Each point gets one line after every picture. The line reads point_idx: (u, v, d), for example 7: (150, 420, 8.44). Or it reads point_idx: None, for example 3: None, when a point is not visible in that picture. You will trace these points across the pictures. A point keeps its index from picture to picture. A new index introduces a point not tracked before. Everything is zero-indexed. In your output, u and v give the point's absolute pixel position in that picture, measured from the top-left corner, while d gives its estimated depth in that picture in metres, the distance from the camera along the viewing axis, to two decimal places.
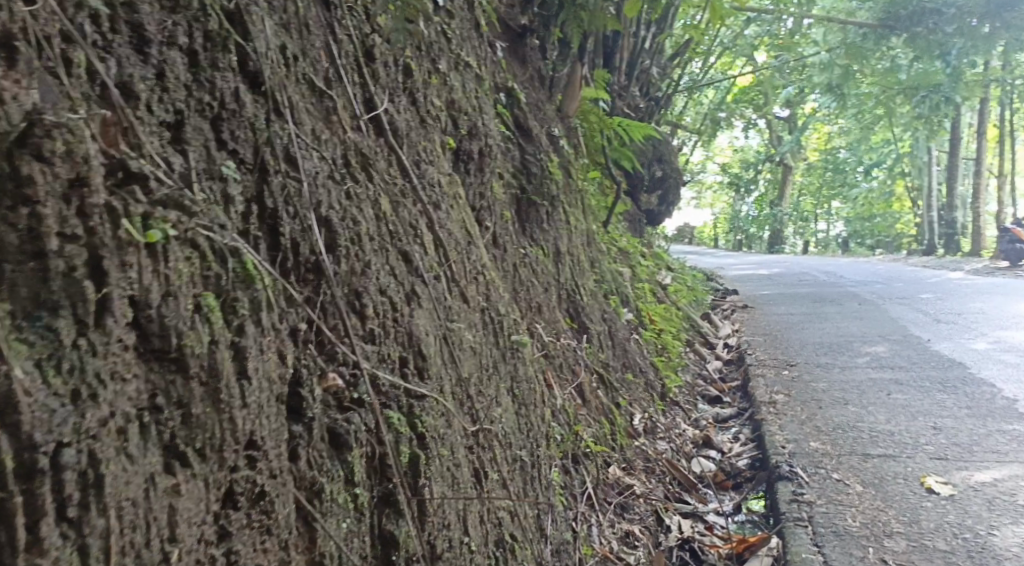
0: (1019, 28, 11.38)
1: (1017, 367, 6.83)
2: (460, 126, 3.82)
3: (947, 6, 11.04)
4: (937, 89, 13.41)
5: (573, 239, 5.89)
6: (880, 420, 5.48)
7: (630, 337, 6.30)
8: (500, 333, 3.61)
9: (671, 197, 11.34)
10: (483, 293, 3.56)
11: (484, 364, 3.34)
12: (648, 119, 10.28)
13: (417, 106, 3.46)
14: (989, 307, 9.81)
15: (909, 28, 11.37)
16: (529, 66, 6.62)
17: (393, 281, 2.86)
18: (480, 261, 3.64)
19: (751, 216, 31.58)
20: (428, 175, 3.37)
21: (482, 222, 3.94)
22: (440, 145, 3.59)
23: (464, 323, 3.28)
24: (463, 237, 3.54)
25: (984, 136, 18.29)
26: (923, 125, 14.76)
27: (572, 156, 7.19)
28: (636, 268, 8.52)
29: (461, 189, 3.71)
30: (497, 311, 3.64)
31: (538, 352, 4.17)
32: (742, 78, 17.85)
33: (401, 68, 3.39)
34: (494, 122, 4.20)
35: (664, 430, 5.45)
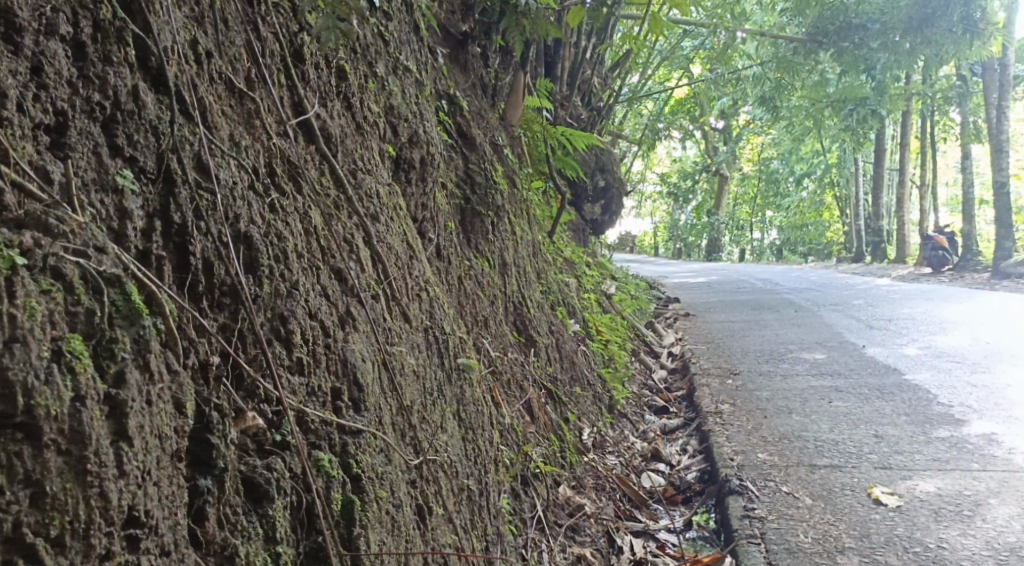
0: (937, 43, 11.39)
1: (953, 372, 6.80)
2: (401, 133, 3.64)
3: (872, 22, 11.18)
4: (863, 102, 13.47)
5: (517, 249, 5.73)
6: (823, 429, 5.38)
7: (577, 349, 6.15)
8: (445, 356, 3.43)
9: (615, 206, 11.25)
10: (426, 310, 3.38)
11: (427, 388, 3.16)
12: (591, 128, 10.19)
13: (352, 111, 3.28)
14: (922, 313, 9.84)
15: (836, 43, 11.48)
16: (470, 73, 6.46)
17: (328, 306, 2.68)
18: (422, 276, 3.46)
19: (687, 224, 31.64)
20: (365, 184, 3.19)
21: (424, 234, 3.77)
22: (378, 153, 3.41)
23: (405, 345, 3.10)
24: (404, 251, 3.36)
25: (907, 147, 18.53)
26: (849, 137, 14.85)
27: (516, 165, 7.04)
28: (581, 279, 8.39)
29: (401, 199, 3.53)
30: (441, 329, 3.47)
31: (484, 368, 4.01)
32: (681, 88, 17.89)
33: (334, 71, 3.21)
34: (435, 129, 4.02)
35: (613, 443, 5.30)
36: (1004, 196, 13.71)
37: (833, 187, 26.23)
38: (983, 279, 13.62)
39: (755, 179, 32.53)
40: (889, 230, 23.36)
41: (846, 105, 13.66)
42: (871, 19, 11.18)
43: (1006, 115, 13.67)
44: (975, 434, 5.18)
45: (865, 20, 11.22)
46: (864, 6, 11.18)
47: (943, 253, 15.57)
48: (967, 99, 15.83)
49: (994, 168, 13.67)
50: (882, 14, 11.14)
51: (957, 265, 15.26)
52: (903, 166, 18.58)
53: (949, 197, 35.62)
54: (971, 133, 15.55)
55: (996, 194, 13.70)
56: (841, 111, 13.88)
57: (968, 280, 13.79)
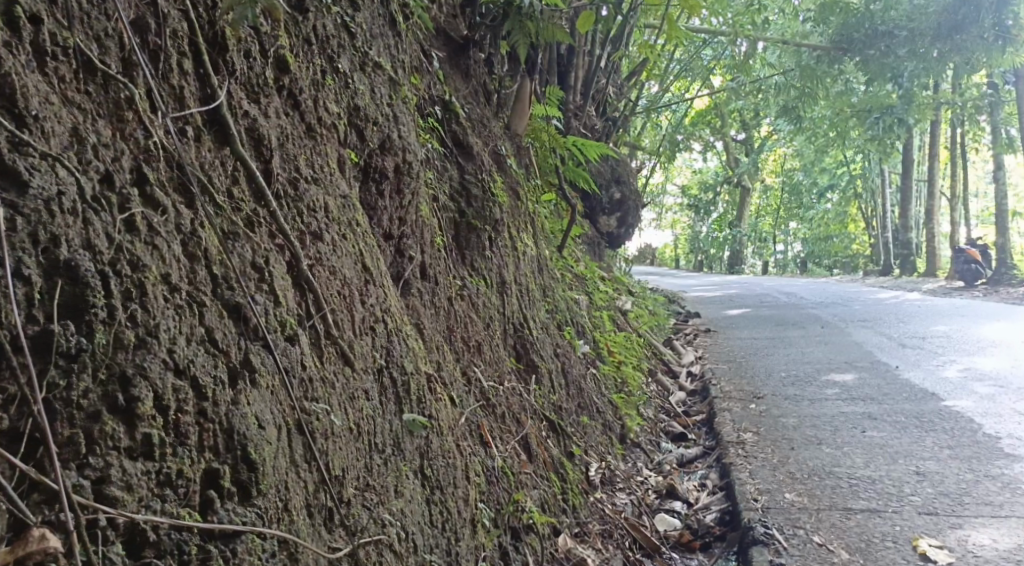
0: (968, 51, 10.99)
1: (993, 398, 6.33)
2: (368, 138, 3.31)
3: (900, 28, 10.80)
4: (890, 110, 12.96)
5: (521, 264, 5.31)
6: (858, 464, 4.93)
7: (586, 373, 5.73)
8: (402, 403, 3.02)
9: (632, 219, 10.79)
10: (382, 348, 3.01)
11: (369, 445, 2.77)
12: (607, 139, 9.75)
13: (300, 111, 2.95)
14: (954, 331, 9.35)
15: (861, 51, 11.06)
16: (472, 80, 6.05)
17: (209, 357, 2.33)
18: (382, 306, 3.09)
19: (708, 236, 31.02)
20: (308, 197, 2.86)
21: (397, 251, 3.42)
22: (333, 158, 3.07)
23: (341, 394, 2.72)
24: (355, 277, 2.99)
25: (935, 158, 17.96)
26: (874, 148, 14.32)
27: (522, 177, 6.63)
28: (594, 295, 7.95)
29: (359, 213, 3.15)
30: (401, 369, 3.07)
31: (472, 405, 3.61)
32: (701, 101, 17.46)
33: (274, 60, 2.87)
34: (413, 134, 3.62)
35: (624, 478, 4.87)
36: None
37: (856, 200, 25.63)
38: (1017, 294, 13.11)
39: (777, 190, 31.87)
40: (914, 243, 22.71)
41: (872, 114, 13.19)
42: (898, 26, 10.82)
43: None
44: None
45: (892, 26, 10.83)
46: (892, 12, 10.79)
47: (976, 267, 15.01)
48: (999, 108, 15.24)
49: None
50: (910, 21, 10.79)
51: (991, 280, 14.72)
52: (933, 176, 18.02)
53: (975, 209, 34.82)
54: (1003, 143, 14.97)
55: None
56: (867, 121, 13.42)
57: (1003, 295, 13.21)
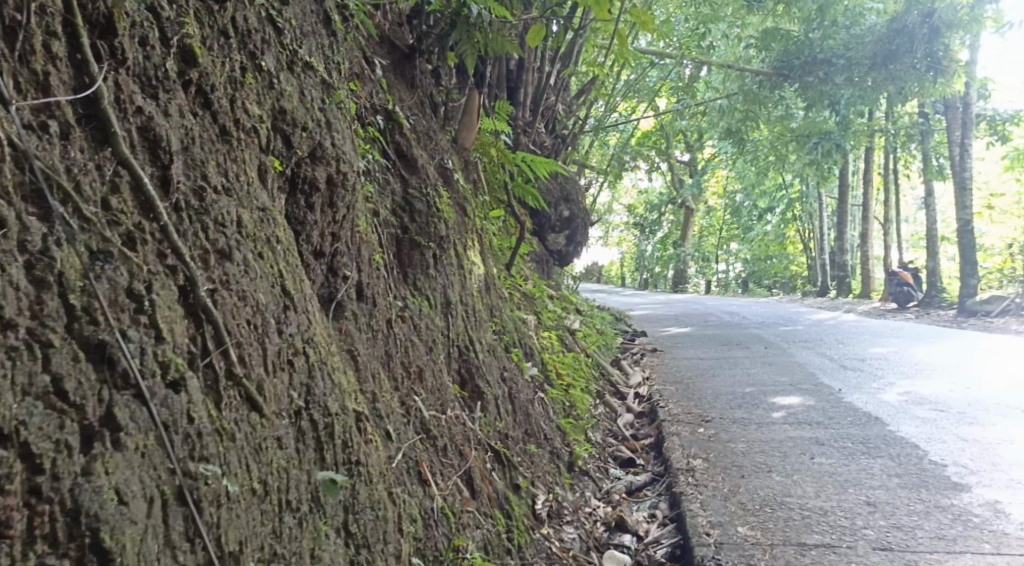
0: (901, 80, 10.89)
1: (937, 423, 6.18)
2: (296, 145, 3.05)
3: (838, 57, 10.87)
4: (827, 136, 12.78)
5: (465, 281, 5.03)
6: (808, 494, 4.71)
7: (534, 398, 5.45)
8: (323, 449, 2.76)
9: (580, 237, 10.58)
10: (302, 388, 2.75)
11: (277, 506, 2.51)
12: (555, 156, 9.54)
13: (211, 110, 2.69)
14: (894, 353, 9.25)
15: (801, 78, 11.17)
16: (418, 90, 5.79)
17: (47, 416, 2.05)
18: (303, 336, 2.81)
19: (652, 255, 30.99)
20: (215, 208, 2.59)
21: (324, 267, 3.15)
22: (251, 165, 2.80)
23: (245, 448, 2.45)
24: (271, 302, 2.71)
25: (869, 183, 18.02)
26: (813, 172, 14.28)
27: (470, 193, 6.38)
28: (542, 314, 7.69)
29: (281, 230, 2.88)
30: (324, 410, 2.81)
31: (409, 439, 3.34)
32: (648, 121, 17.40)
33: (178, 52, 2.61)
34: (348, 142, 3.36)
35: (572, 510, 4.61)
36: (968, 235, 13.18)
37: (796, 221, 25.79)
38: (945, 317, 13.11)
39: (719, 212, 32.01)
40: (852, 265, 22.85)
41: (811, 139, 12.92)
42: (836, 54, 10.89)
43: (969, 152, 13.23)
44: (977, 502, 4.57)
45: (830, 55, 10.93)
46: (830, 41, 10.90)
47: (908, 289, 14.97)
48: (930, 136, 15.23)
49: (959, 207, 13.19)
50: (847, 49, 10.84)
51: (922, 303, 14.75)
52: (867, 199, 18.07)
53: (909, 231, 35.32)
54: (936, 171, 15.02)
55: (960, 232, 13.15)
56: (805, 146, 13.16)
57: (936, 317, 13.21)
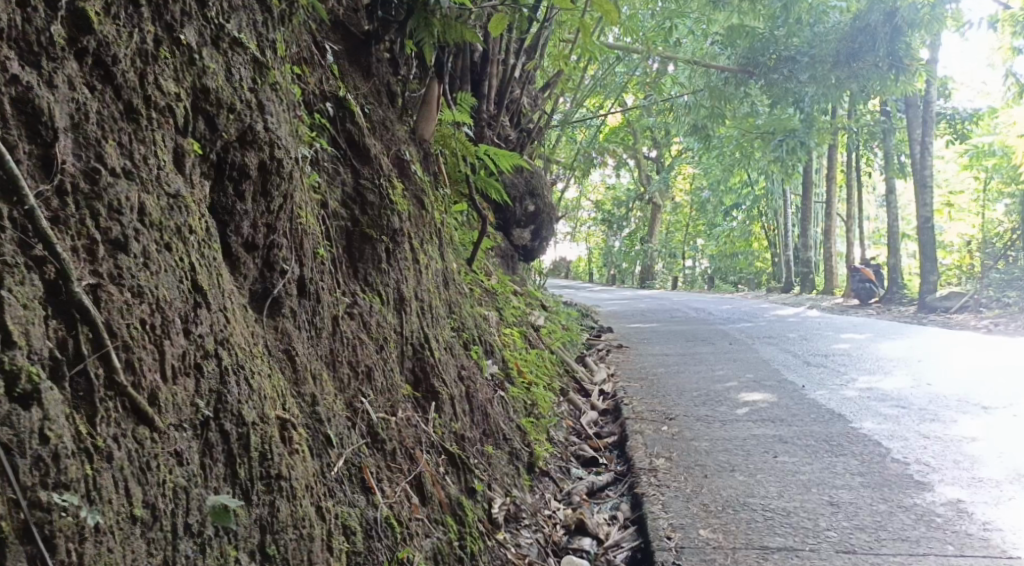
0: (864, 78, 10.93)
1: (901, 420, 6.07)
2: (222, 127, 2.93)
3: (802, 55, 10.86)
4: (792, 133, 12.75)
5: (422, 275, 4.82)
6: (771, 494, 4.57)
7: (493, 397, 5.27)
8: (234, 462, 2.62)
9: (546, 232, 10.40)
10: (213, 394, 2.63)
11: (168, 531, 2.40)
12: (520, 150, 9.34)
13: (114, 84, 2.59)
14: (858, 349, 9.16)
15: (765, 75, 11.11)
16: (375, 79, 5.59)
17: None
18: (218, 335, 2.70)
19: (619, 251, 30.82)
20: (110, 192, 2.50)
21: (248, 263, 3.01)
22: (163, 147, 2.70)
23: (126, 468, 2.36)
24: (176, 299, 2.60)
25: (833, 180, 18.01)
26: (779, 169, 14.20)
27: (428, 187, 6.18)
28: (504, 310, 7.49)
29: (196, 221, 2.75)
30: (239, 418, 2.67)
31: (348, 444, 3.17)
32: (615, 116, 17.26)
33: (70, 19, 2.51)
34: (286, 125, 3.21)
35: (531, 512, 4.42)
36: (928, 232, 13.17)
37: (762, 218, 25.77)
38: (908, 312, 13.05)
39: (686, 209, 31.95)
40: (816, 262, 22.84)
41: (776, 135, 12.93)
42: (801, 52, 10.85)
43: (929, 151, 13.17)
44: (941, 502, 4.45)
45: (795, 52, 10.90)
46: (794, 39, 10.87)
47: (870, 285, 14.95)
48: (891, 135, 15.15)
49: (918, 204, 13.19)
50: (811, 47, 10.83)
51: (883, 299, 14.73)
52: (829, 197, 18.03)
53: (873, 229, 35.44)
54: (896, 169, 15.00)
55: (919, 229, 13.13)
56: (770, 143, 13.19)
57: (895, 313, 13.16)
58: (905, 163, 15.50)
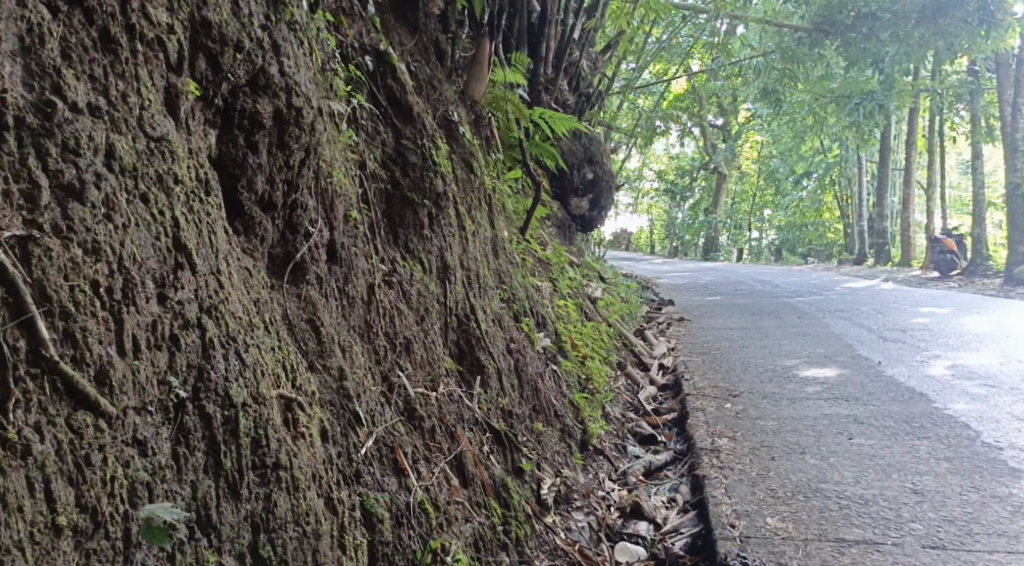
0: (951, 35, 10.38)
1: (989, 401, 5.68)
2: (229, 69, 2.73)
3: (883, 11, 10.33)
4: (870, 95, 12.30)
5: (471, 244, 4.54)
6: (846, 480, 4.25)
7: (545, 372, 5.00)
8: (216, 450, 2.37)
9: (604, 201, 10.07)
10: (195, 365, 2.40)
11: (113, 536, 2.14)
12: (579, 115, 9.00)
13: (85, 9, 2.36)
14: (938, 323, 8.72)
15: (843, 35, 10.60)
16: (423, 37, 5.32)
17: None
18: (206, 299, 2.47)
19: (682, 222, 30.17)
20: (68, 128, 2.25)
21: (254, 229, 2.81)
22: (149, 85, 2.48)
23: (50, 465, 2.07)
24: (149, 258, 2.36)
25: (913, 144, 17.32)
26: (853, 135, 13.67)
27: (480, 153, 5.89)
28: (558, 280, 7.19)
29: (181, 168, 2.52)
30: (229, 395, 2.44)
31: (377, 422, 2.96)
32: (678, 84, 16.77)
33: None
34: (307, 77, 3.02)
35: (584, 494, 4.15)
36: (1017, 199, 12.57)
37: (833, 187, 25.03)
38: (994, 285, 12.41)
39: (753, 178, 31.19)
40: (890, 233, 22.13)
41: (852, 98, 12.51)
42: (882, 8, 10.32)
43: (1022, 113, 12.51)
44: None
45: (874, 9, 10.33)
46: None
47: (951, 256, 14.40)
48: (978, 96, 14.44)
49: (1008, 170, 12.59)
50: (894, 3, 10.26)
51: (965, 270, 14.14)
52: (907, 162, 17.32)
53: (953, 198, 34.23)
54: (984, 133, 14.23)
55: (1008, 197, 12.56)
56: (846, 107, 12.74)
57: (977, 286, 12.53)
58: (993, 127, 14.81)
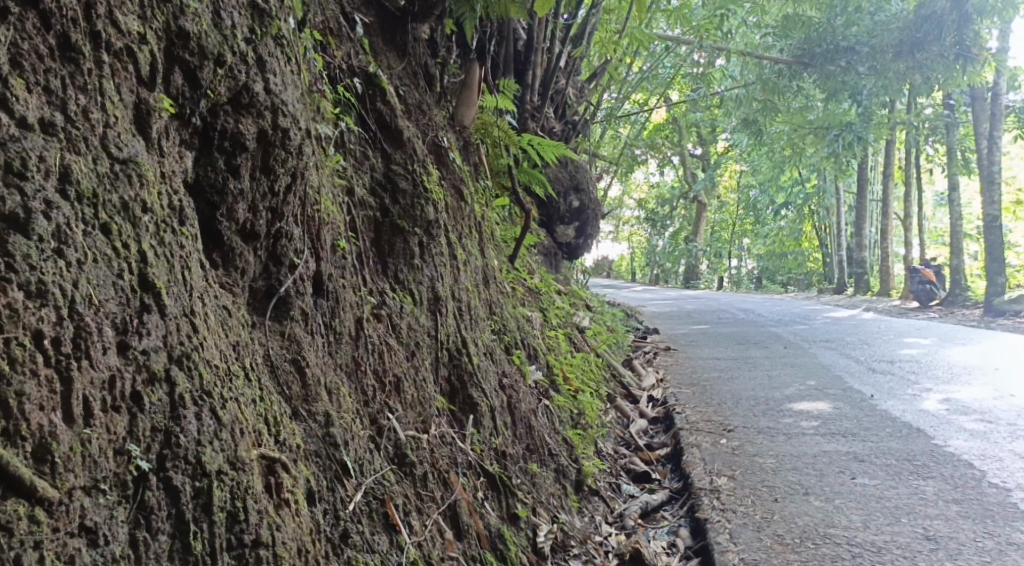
0: (928, 69, 10.33)
1: (988, 437, 5.51)
2: (208, 85, 2.54)
3: (862, 44, 10.17)
4: (848, 128, 12.15)
5: (461, 273, 4.34)
6: (854, 525, 4.05)
7: (538, 408, 4.79)
8: (184, 530, 2.15)
9: (590, 230, 9.88)
10: (160, 424, 2.18)
11: None
12: (565, 142, 8.82)
13: (45, 16, 2.15)
14: (928, 355, 8.56)
15: (823, 67, 10.40)
16: (411, 60, 5.14)
17: None
18: (173, 345, 2.25)
19: (663, 250, 30.02)
20: (15, 145, 2.04)
21: (232, 263, 2.61)
22: (116, 101, 2.28)
23: None
24: (110, 300, 2.14)
25: (890, 174, 17.26)
26: (833, 167, 13.57)
27: (467, 180, 5.69)
28: (547, 310, 6.99)
29: (152, 196, 2.32)
30: (200, 456, 2.21)
31: (364, 474, 2.74)
32: (659, 114, 16.64)
33: None
34: (294, 96, 2.83)
35: (581, 539, 3.93)
36: (995, 231, 12.41)
37: (813, 217, 24.97)
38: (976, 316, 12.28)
39: (733, 206, 31.14)
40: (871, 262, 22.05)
41: (831, 130, 12.39)
42: (860, 42, 10.15)
43: (998, 146, 12.45)
44: None
45: (853, 42, 10.18)
46: (853, 28, 10.12)
47: (931, 287, 14.29)
48: (954, 130, 14.25)
49: (984, 202, 12.45)
50: (871, 37, 10.15)
51: (945, 300, 14.02)
52: (886, 193, 17.28)
53: (932, 228, 34.27)
54: (961, 165, 14.17)
55: (986, 229, 12.40)
56: (825, 138, 12.64)
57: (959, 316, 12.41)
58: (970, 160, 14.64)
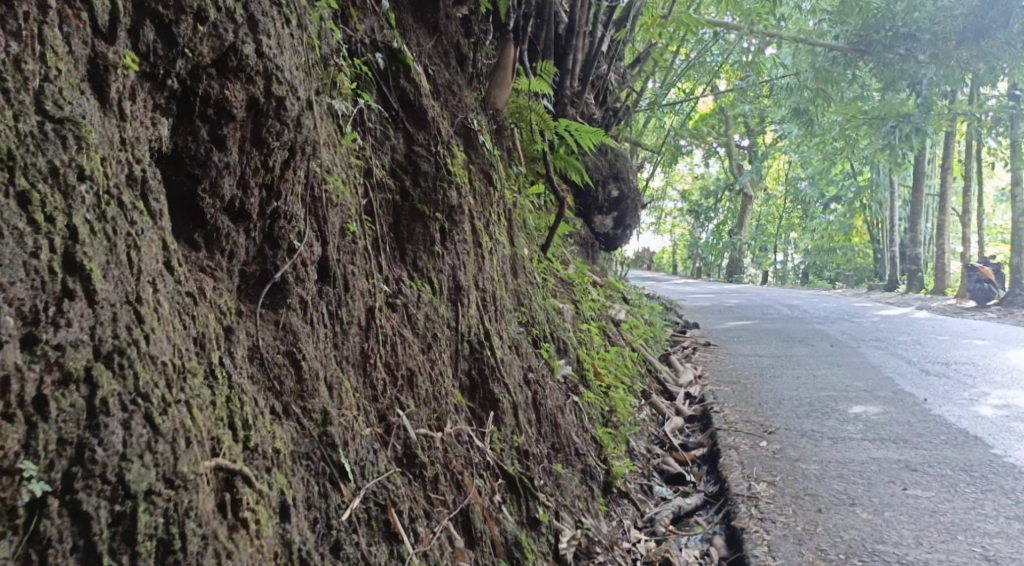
0: (993, 57, 10.04)
1: None
2: (185, 42, 2.33)
3: (923, 31, 9.74)
4: (906, 118, 11.91)
5: (487, 262, 4.13)
6: (906, 541, 3.79)
7: (566, 405, 4.57)
8: (93, 564, 1.86)
9: (629, 219, 9.61)
10: (71, 434, 1.88)
11: None
12: (607, 129, 8.55)
13: None
14: (983, 357, 8.22)
15: (879, 54, 9.94)
16: (443, 38, 4.93)
17: None
18: (99, 336, 1.97)
19: (707, 244, 29.56)
20: None
21: (217, 247, 2.42)
22: (58, 51, 2.03)
23: None
24: (18, 284, 1.86)
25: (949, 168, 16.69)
26: (885, 159, 13.19)
27: (500, 165, 5.47)
28: (581, 301, 6.74)
29: (94, 165, 2.05)
30: (123, 470, 1.94)
31: (364, 478, 2.56)
32: (704, 103, 16.28)
33: None
34: (294, 62, 2.62)
35: (610, 545, 3.72)
36: None
37: (862, 212, 24.41)
38: None
39: (779, 200, 30.59)
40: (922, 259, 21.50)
41: (886, 122, 12.10)
42: (920, 28, 9.73)
43: None
44: None
45: (914, 28, 9.72)
46: (915, 13, 9.64)
47: (988, 285, 13.86)
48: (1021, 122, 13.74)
49: None
50: (933, 23, 9.77)
51: (1003, 300, 13.58)
52: (944, 187, 16.73)
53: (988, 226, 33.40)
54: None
55: None
56: (880, 129, 12.35)
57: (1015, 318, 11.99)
58: None
